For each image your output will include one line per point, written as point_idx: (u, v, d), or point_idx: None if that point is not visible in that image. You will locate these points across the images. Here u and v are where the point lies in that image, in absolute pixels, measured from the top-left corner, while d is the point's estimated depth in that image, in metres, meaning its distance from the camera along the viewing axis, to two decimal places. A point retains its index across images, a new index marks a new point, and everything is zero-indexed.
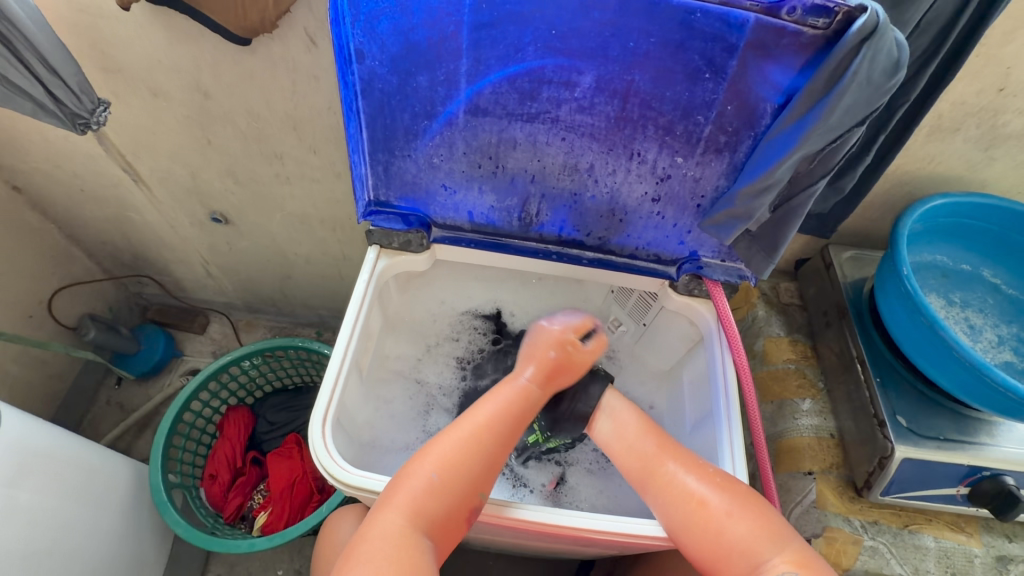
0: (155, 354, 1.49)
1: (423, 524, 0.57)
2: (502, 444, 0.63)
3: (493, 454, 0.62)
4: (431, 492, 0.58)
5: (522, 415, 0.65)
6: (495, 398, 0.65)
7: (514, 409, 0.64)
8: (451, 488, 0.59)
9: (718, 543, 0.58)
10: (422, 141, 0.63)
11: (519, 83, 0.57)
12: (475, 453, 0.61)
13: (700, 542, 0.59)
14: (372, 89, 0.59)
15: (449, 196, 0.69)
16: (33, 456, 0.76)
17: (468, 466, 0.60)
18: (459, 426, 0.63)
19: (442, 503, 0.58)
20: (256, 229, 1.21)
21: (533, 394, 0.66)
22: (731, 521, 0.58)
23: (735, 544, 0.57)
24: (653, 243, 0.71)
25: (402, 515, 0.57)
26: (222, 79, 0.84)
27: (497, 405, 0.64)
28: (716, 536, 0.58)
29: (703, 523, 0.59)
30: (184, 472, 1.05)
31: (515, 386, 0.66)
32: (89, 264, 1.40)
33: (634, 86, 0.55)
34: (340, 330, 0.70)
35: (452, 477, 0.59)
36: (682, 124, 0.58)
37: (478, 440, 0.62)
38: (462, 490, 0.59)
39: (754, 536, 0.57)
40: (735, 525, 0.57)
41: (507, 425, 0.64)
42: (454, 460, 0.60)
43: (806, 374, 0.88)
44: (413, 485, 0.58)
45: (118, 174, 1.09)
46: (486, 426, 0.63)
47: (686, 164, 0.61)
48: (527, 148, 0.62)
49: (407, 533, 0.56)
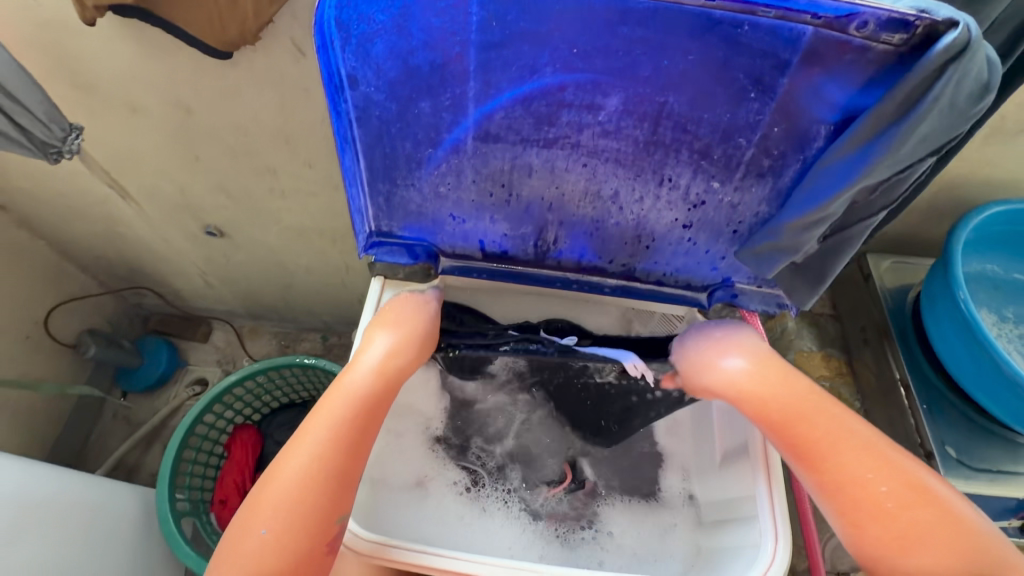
0: (158, 368, 1.46)
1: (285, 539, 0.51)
2: (355, 428, 0.56)
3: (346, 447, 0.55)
4: (301, 459, 0.54)
5: (378, 401, 0.58)
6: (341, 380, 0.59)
7: (366, 395, 0.58)
8: (330, 456, 0.54)
9: (897, 526, 0.47)
10: (425, 169, 0.56)
11: (534, 107, 0.50)
12: (328, 447, 0.54)
13: (882, 534, 0.48)
14: (368, 116, 0.52)
15: (458, 225, 0.62)
16: (29, 506, 0.73)
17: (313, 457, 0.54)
18: (319, 414, 0.56)
19: (302, 514, 0.52)
20: (252, 241, 1.15)
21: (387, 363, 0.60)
22: (903, 507, 0.48)
23: (923, 524, 0.47)
24: (682, 270, 0.64)
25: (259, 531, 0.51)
26: (203, 94, 0.77)
27: (347, 398, 0.57)
28: (898, 517, 0.47)
29: (879, 495, 0.48)
30: (194, 497, 1.03)
31: (363, 371, 0.59)
32: (84, 279, 1.35)
33: (667, 108, 0.48)
34: None
35: (311, 478, 0.53)
36: (720, 147, 0.51)
37: (343, 397, 0.57)
38: (320, 451, 0.54)
39: (932, 528, 0.47)
40: (914, 504, 0.47)
41: (362, 404, 0.57)
42: (315, 461, 0.54)
43: (842, 394, 0.83)
44: (297, 451, 0.54)
45: (104, 192, 1.03)
46: (341, 388, 0.58)
47: (723, 190, 0.54)
48: (544, 175, 0.56)
49: (287, 515, 0.52)
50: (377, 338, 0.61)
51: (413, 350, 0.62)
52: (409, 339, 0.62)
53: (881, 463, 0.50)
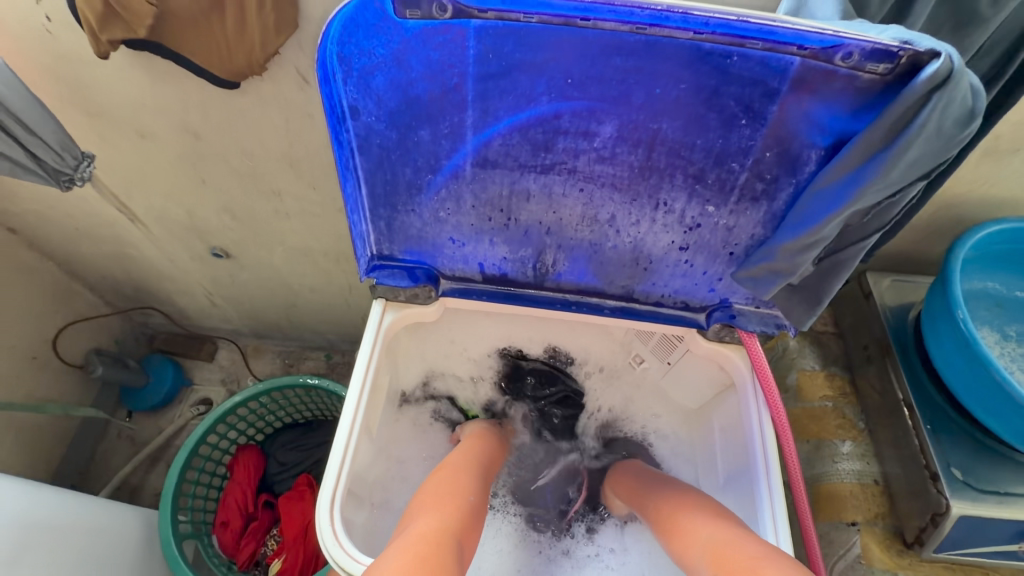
0: (163, 387, 1.47)
1: (458, 529, 0.57)
2: (478, 470, 0.69)
3: (472, 474, 0.68)
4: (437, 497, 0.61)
5: (488, 458, 0.74)
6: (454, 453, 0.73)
7: (478, 451, 0.74)
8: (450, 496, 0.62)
9: (718, 560, 0.53)
10: (426, 195, 0.58)
11: (531, 134, 0.51)
12: (459, 472, 0.67)
13: (710, 570, 0.53)
14: (370, 144, 0.53)
15: (457, 249, 0.63)
16: (31, 527, 0.73)
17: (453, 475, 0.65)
18: (449, 462, 0.70)
19: (459, 508, 0.60)
20: (257, 261, 1.17)
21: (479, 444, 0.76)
22: (722, 541, 0.55)
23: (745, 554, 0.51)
24: (681, 291, 0.65)
25: (430, 518, 0.57)
26: (211, 120, 0.79)
27: (463, 453, 0.72)
28: (718, 554, 0.54)
29: (710, 540, 0.56)
30: (196, 519, 1.02)
31: (472, 441, 0.76)
32: (92, 298, 1.37)
33: (661, 135, 0.50)
34: (346, 397, 0.65)
35: (457, 487, 0.63)
36: (714, 172, 0.52)
37: (458, 465, 0.69)
38: (454, 492, 0.62)
39: (745, 552, 0.52)
40: (727, 538, 0.54)
41: (478, 456, 0.73)
42: (454, 478, 0.65)
43: (846, 414, 0.82)
44: (436, 491, 0.62)
45: (113, 214, 1.05)
46: (456, 458, 0.71)
47: (718, 213, 0.55)
48: (542, 200, 0.57)
49: (439, 525, 0.56)
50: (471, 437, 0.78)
51: (492, 448, 0.77)
52: (487, 442, 0.77)
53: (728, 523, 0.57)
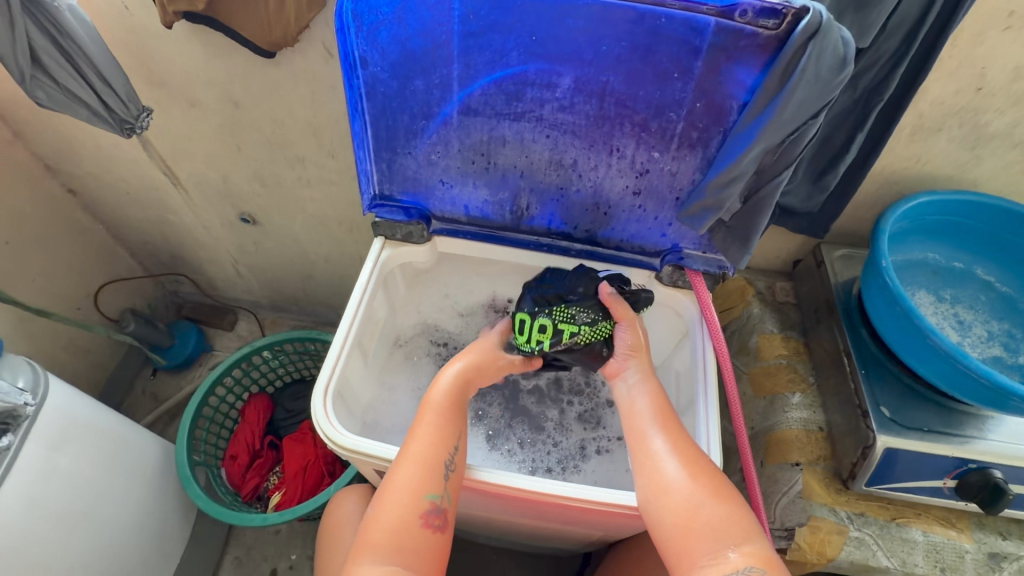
0: (187, 347, 1.59)
1: (393, 550, 0.60)
2: (432, 449, 0.65)
3: (430, 462, 0.65)
4: (388, 520, 0.61)
5: (451, 421, 0.68)
6: (423, 416, 0.69)
7: (441, 422, 0.68)
8: (404, 512, 0.62)
9: (684, 530, 0.59)
10: (420, 140, 0.69)
11: (505, 86, 0.63)
12: (417, 467, 0.64)
13: (677, 534, 0.59)
14: (375, 92, 0.65)
15: (446, 190, 0.75)
16: (74, 424, 0.84)
17: (402, 481, 0.63)
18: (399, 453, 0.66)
19: (401, 525, 0.61)
20: (280, 229, 1.30)
21: (453, 398, 0.70)
22: (710, 503, 0.60)
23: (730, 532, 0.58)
24: (637, 236, 0.75)
25: (368, 553, 0.60)
26: (250, 91, 0.93)
27: (427, 425, 0.68)
28: (689, 518, 0.59)
29: (680, 504, 0.60)
30: (207, 452, 1.13)
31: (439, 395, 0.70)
32: (131, 262, 1.52)
33: (609, 87, 0.61)
34: (343, 314, 0.75)
35: (402, 498, 0.62)
36: (656, 121, 0.62)
37: (415, 457, 0.65)
38: (409, 507, 0.62)
39: (717, 523, 0.59)
40: (716, 510, 0.59)
41: (438, 430, 0.67)
42: (404, 484, 0.63)
43: (798, 369, 0.90)
44: (384, 507, 0.62)
45: (159, 178, 1.20)
46: (418, 444, 0.66)
47: (663, 159, 0.66)
48: (515, 145, 0.68)
49: (381, 568, 0.59)
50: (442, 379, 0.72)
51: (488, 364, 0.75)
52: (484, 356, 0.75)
53: (712, 482, 0.61)
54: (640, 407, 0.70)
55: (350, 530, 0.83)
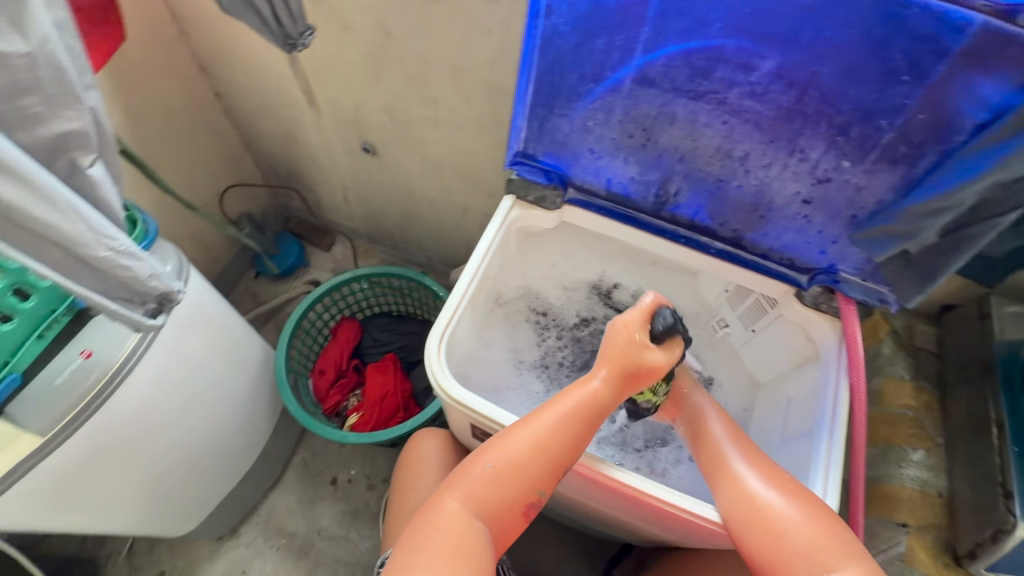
0: (288, 259, 1.69)
1: (480, 507, 0.61)
2: (557, 436, 0.64)
3: (547, 446, 0.63)
4: (488, 479, 0.62)
5: (588, 420, 0.66)
6: (558, 399, 0.67)
7: (578, 413, 0.66)
8: (506, 480, 0.63)
9: (774, 556, 0.59)
10: (582, 103, 0.66)
11: (694, 59, 0.57)
12: (537, 450, 0.63)
13: (767, 559, 0.60)
14: (550, 45, 0.61)
15: (593, 160, 0.71)
16: (202, 314, 0.91)
17: (519, 451, 0.63)
18: (523, 423, 0.65)
19: (500, 489, 0.62)
20: (395, 165, 1.32)
21: (597, 400, 0.66)
22: (799, 527, 0.59)
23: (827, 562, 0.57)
24: (789, 247, 0.69)
25: (458, 498, 0.62)
26: (405, 23, 0.92)
27: (562, 410, 0.65)
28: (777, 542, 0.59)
29: (767, 526, 0.60)
30: (300, 361, 1.21)
31: (588, 390, 0.66)
32: (253, 170, 1.61)
33: (817, 78, 0.53)
34: (467, 264, 0.75)
35: (507, 468, 0.63)
36: (860, 126, 0.55)
37: (535, 438, 0.63)
38: (512, 471, 0.63)
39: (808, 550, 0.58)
40: (804, 532, 0.59)
41: (574, 415, 0.66)
42: (514, 454, 0.63)
43: (924, 426, 0.81)
44: (487, 466, 0.63)
45: (297, 95, 1.24)
46: (545, 424, 0.64)
47: (852, 171, 0.58)
48: (684, 126, 0.63)
49: (466, 517, 0.61)
50: (595, 380, 0.67)
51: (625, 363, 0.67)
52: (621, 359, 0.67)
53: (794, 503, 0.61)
54: (716, 431, 0.71)
55: (427, 471, 0.86)
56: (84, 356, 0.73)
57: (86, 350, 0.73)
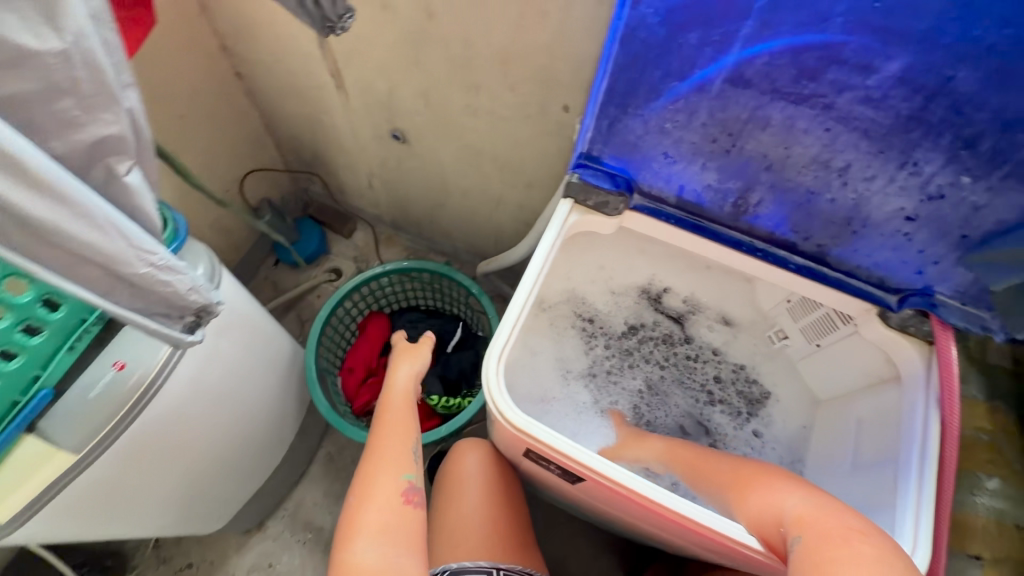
0: (310, 246, 1.64)
1: (382, 535, 0.66)
2: (403, 426, 0.77)
3: (403, 429, 0.77)
4: (376, 505, 0.69)
5: (404, 405, 0.81)
6: (386, 401, 0.82)
7: (403, 395, 0.82)
8: (378, 502, 0.69)
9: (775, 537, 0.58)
10: (662, 102, 0.59)
11: (803, 58, 0.50)
12: (388, 443, 0.75)
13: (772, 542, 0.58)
14: (634, 37, 0.54)
15: (666, 165, 0.65)
16: (234, 315, 0.86)
17: (382, 467, 0.72)
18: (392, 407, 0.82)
19: (388, 509, 0.69)
20: (428, 153, 1.25)
21: (408, 390, 0.83)
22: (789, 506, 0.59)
23: (833, 528, 0.54)
24: (881, 265, 0.63)
25: (366, 534, 0.66)
26: (452, 3, 0.84)
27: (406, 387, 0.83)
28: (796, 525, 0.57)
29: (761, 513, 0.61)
30: (328, 359, 1.17)
31: (401, 381, 0.84)
32: (274, 154, 1.54)
33: (951, 84, 0.47)
34: (525, 272, 0.70)
35: (380, 489, 0.70)
36: (992, 139, 0.48)
37: (385, 429, 0.77)
38: (382, 487, 0.70)
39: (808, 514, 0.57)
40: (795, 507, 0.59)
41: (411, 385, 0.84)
42: (376, 467, 0.72)
43: (1001, 450, 0.76)
44: (375, 495, 0.69)
45: (325, 78, 1.16)
46: (391, 422, 0.78)
47: (973, 187, 0.52)
48: (778, 132, 0.56)
49: (374, 548, 0.65)
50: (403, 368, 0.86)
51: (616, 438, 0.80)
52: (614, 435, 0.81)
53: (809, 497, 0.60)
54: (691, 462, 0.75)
55: (470, 487, 0.84)
56: (118, 368, 0.69)
57: (119, 362, 0.69)
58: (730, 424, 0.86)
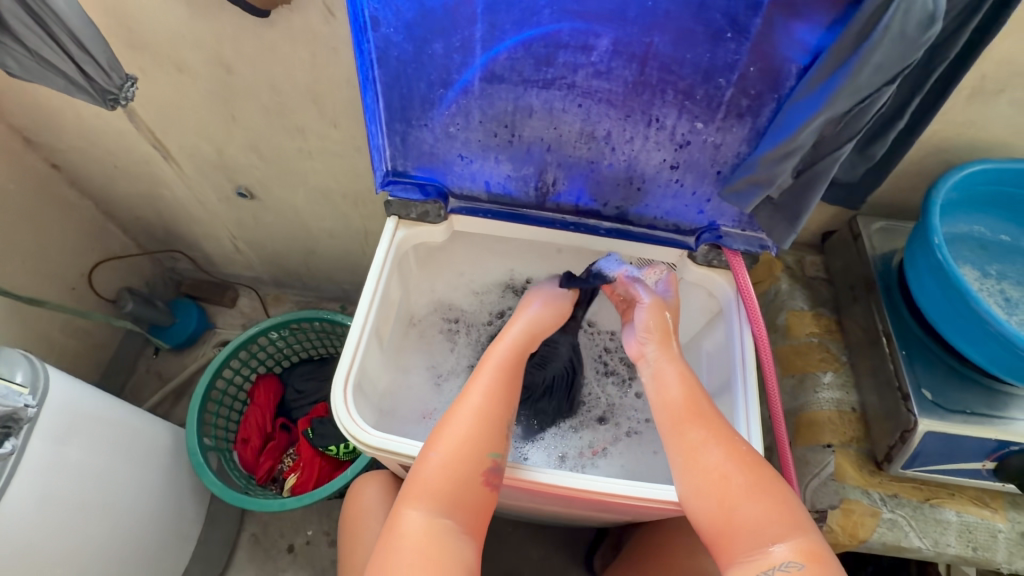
0: (189, 326, 1.53)
1: (442, 506, 0.58)
2: (491, 403, 0.63)
3: (492, 417, 0.63)
4: (442, 473, 0.59)
5: (516, 372, 0.67)
6: (481, 368, 0.67)
7: (506, 366, 0.67)
8: (456, 471, 0.59)
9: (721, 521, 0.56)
10: (438, 110, 0.63)
11: (534, 49, 0.56)
12: (477, 420, 0.62)
13: (710, 527, 0.56)
14: (388, 57, 0.58)
15: (466, 166, 0.69)
16: (81, 415, 0.81)
17: (462, 434, 0.61)
18: (485, 361, 0.68)
19: (451, 482, 0.59)
20: (280, 203, 1.23)
21: (520, 348, 0.69)
22: (747, 501, 0.55)
23: (754, 528, 0.54)
24: (671, 213, 0.70)
25: (420, 508, 0.57)
26: (244, 54, 0.85)
27: (509, 346, 0.69)
28: (724, 515, 0.56)
29: (717, 495, 0.57)
30: (218, 436, 1.11)
31: (505, 346, 0.69)
32: (124, 239, 1.45)
33: (653, 49, 0.54)
34: (360, 296, 0.71)
35: (451, 461, 0.60)
36: (702, 88, 0.56)
37: (473, 408, 0.63)
38: (469, 462, 0.60)
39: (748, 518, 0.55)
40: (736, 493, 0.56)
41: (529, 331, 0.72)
42: (461, 438, 0.61)
43: (829, 348, 0.87)
44: (438, 467, 0.59)
45: (148, 151, 1.12)
46: (474, 391, 0.64)
47: (707, 131, 0.60)
48: (544, 116, 0.62)
49: (427, 520, 0.57)
50: (510, 333, 0.71)
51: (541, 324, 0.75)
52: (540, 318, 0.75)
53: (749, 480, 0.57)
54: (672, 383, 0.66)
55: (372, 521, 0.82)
56: None
57: None
58: (618, 392, 0.90)
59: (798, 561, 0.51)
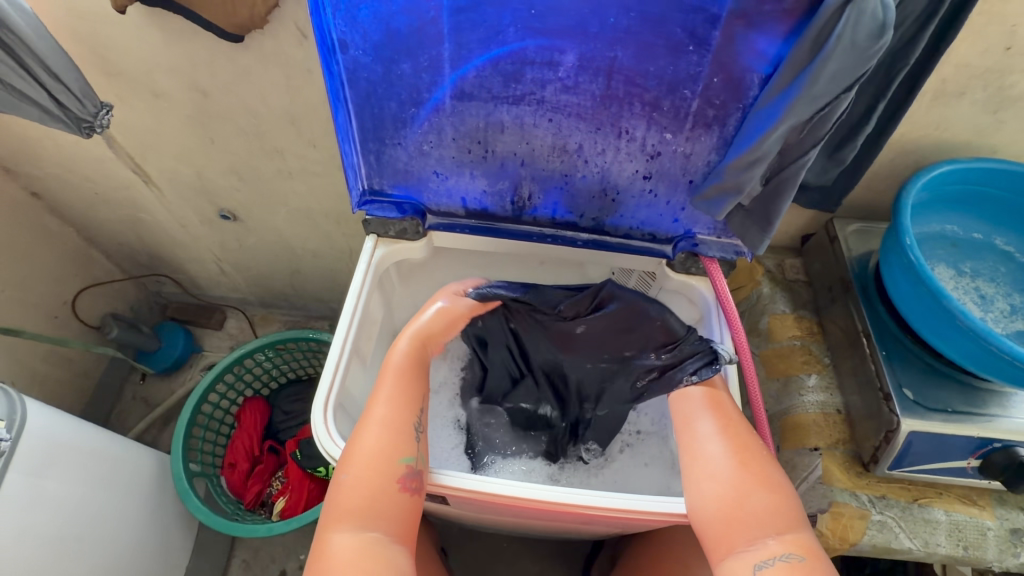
0: (175, 350, 1.52)
1: (366, 520, 0.56)
2: (398, 411, 0.63)
3: (399, 424, 0.62)
4: (360, 488, 0.57)
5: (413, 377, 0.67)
6: (383, 379, 0.67)
7: (404, 374, 0.67)
8: (372, 483, 0.58)
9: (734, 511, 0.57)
10: (411, 128, 0.63)
11: (502, 66, 0.57)
12: (386, 430, 0.61)
13: (717, 517, 0.57)
14: (358, 78, 0.59)
15: (441, 182, 0.70)
16: (59, 446, 0.79)
17: (373, 445, 0.60)
18: (382, 376, 0.67)
19: (370, 491, 0.58)
20: (263, 224, 1.23)
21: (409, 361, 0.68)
22: (759, 492, 0.57)
23: (758, 516, 0.56)
24: (647, 222, 0.71)
25: (347, 526, 0.56)
26: (219, 79, 0.85)
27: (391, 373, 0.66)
28: (735, 503, 0.57)
29: (725, 484, 0.59)
30: (205, 461, 1.09)
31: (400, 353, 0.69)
32: (107, 265, 1.44)
33: (617, 63, 0.55)
34: (340, 316, 0.70)
35: (367, 472, 0.58)
36: (669, 99, 0.57)
37: (380, 420, 0.62)
38: (381, 472, 0.59)
39: (755, 509, 0.56)
40: (738, 478, 0.59)
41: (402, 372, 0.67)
42: (372, 451, 0.60)
43: (812, 350, 0.87)
44: (354, 484, 0.58)
45: (128, 176, 1.11)
46: (379, 405, 0.63)
47: (676, 141, 0.61)
48: (515, 131, 0.63)
49: (358, 537, 0.55)
50: (402, 342, 0.69)
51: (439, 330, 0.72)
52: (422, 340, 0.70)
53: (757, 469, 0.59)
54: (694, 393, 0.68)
55: None
56: None
57: None
58: None
59: (798, 553, 0.53)
